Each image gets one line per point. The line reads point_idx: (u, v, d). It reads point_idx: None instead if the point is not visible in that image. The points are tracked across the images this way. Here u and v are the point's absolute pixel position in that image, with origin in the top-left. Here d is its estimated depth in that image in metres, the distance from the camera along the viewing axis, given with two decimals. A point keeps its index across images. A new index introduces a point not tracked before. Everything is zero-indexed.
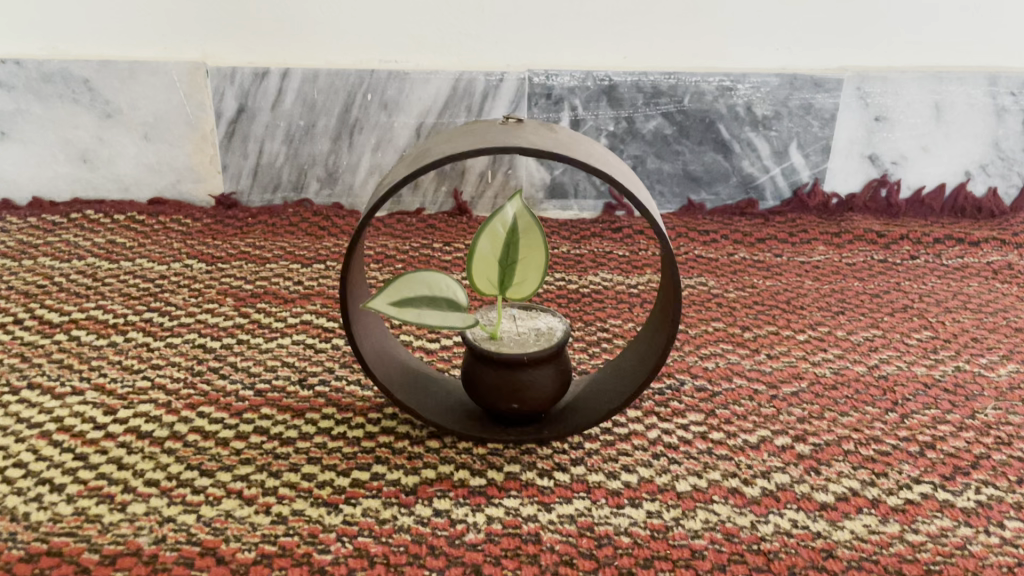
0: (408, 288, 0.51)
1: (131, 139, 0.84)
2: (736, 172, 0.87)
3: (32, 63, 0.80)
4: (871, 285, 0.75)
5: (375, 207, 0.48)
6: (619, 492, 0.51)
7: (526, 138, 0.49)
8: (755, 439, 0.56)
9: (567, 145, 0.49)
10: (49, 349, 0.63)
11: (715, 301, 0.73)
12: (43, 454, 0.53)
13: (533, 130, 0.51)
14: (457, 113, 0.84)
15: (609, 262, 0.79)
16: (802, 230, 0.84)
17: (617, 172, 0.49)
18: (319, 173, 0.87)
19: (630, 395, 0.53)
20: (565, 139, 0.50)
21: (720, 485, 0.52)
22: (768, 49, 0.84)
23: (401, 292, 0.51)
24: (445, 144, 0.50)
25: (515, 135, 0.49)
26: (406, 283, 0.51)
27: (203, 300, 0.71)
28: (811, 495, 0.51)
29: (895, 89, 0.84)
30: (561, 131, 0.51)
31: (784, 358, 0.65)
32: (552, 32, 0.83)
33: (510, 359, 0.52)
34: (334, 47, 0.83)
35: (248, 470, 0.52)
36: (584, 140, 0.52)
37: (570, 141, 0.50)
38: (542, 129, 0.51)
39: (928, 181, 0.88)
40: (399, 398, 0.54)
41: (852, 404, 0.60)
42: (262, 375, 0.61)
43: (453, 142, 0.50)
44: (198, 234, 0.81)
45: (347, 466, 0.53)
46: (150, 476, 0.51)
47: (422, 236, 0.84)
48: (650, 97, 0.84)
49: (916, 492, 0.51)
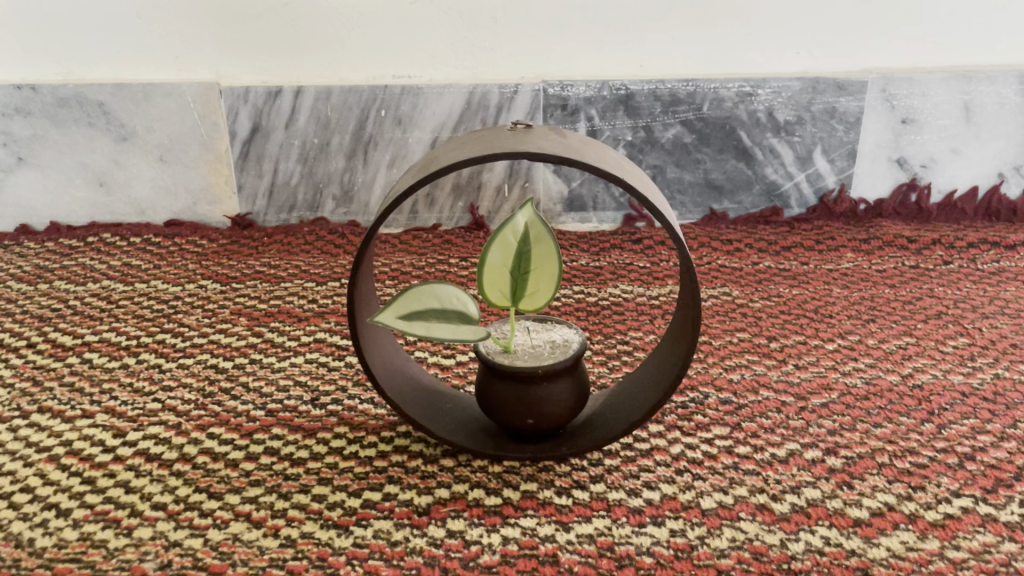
0: (417, 301, 0.49)
1: (146, 162, 0.84)
2: (759, 179, 0.85)
3: (48, 88, 0.81)
4: (903, 292, 0.72)
5: (381, 217, 0.47)
6: (641, 510, 0.49)
7: (535, 145, 0.47)
8: (784, 452, 0.54)
9: (578, 150, 0.47)
10: (61, 372, 0.63)
11: (739, 311, 0.70)
12: (51, 478, 0.52)
13: (542, 136, 0.49)
14: (472, 126, 0.83)
15: (629, 273, 0.77)
16: (829, 237, 0.82)
17: (631, 176, 0.47)
18: (335, 191, 0.86)
19: (651, 408, 0.51)
20: (576, 144, 0.49)
21: (747, 501, 0.49)
22: (789, 53, 0.82)
23: (411, 305, 0.49)
24: (453, 151, 0.49)
25: (524, 142, 0.47)
26: (416, 297, 0.49)
27: (217, 320, 0.70)
28: (844, 511, 0.48)
29: (922, 91, 0.81)
30: (572, 136, 0.49)
31: (813, 368, 0.62)
32: (567, 42, 0.81)
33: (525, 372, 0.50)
34: (346, 63, 0.82)
35: (257, 492, 0.51)
36: (597, 143, 0.50)
37: (582, 146, 0.49)
38: (551, 134, 0.49)
39: (960, 184, 0.85)
40: (411, 415, 0.52)
41: (886, 415, 0.57)
42: (274, 395, 0.60)
43: (461, 151, 0.49)
44: (214, 255, 0.81)
45: (358, 486, 0.51)
46: (157, 499, 0.50)
47: (438, 252, 0.82)
48: (668, 105, 0.82)
49: (955, 507, 0.49)
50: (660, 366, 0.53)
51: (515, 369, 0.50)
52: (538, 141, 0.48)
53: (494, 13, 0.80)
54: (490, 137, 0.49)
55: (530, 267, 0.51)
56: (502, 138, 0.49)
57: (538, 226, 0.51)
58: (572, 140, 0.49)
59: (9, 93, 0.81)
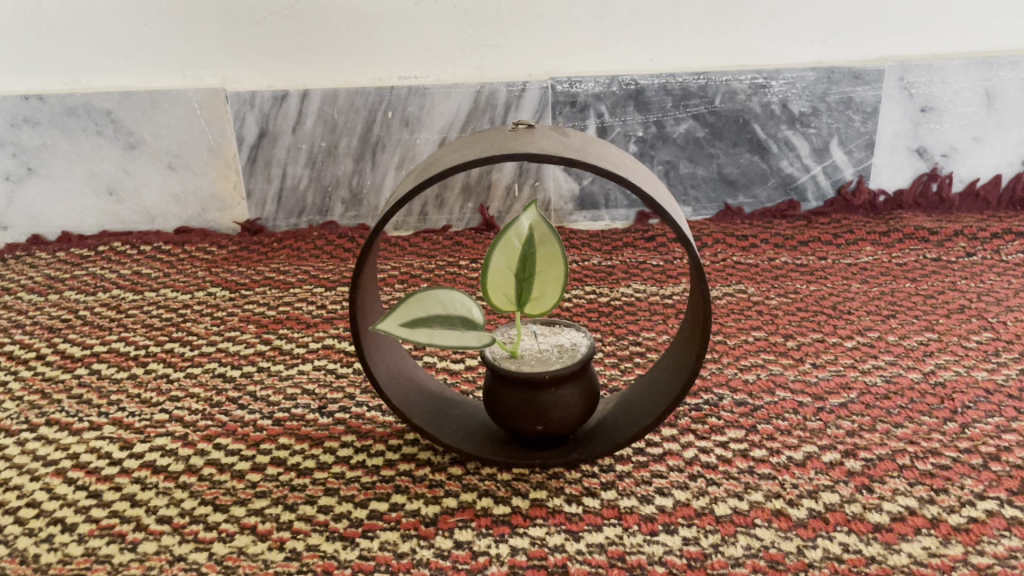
0: (420, 307, 0.48)
1: (155, 169, 0.84)
2: (774, 172, 0.83)
3: (55, 98, 0.81)
4: (925, 286, 0.70)
5: (382, 221, 0.46)
6: (653, 518, 0.48)
7: (534, 146, 0.46)
8: (801, 455, 0.52)
9: (580, 149, 0.46)
10: (70, 384, 0.62)
11: (755, 309, 0.69)
12: (57, 492, 0.52)
13: (544, 136, 0.48)
14: (480, 126, 0.82)
15: (642, 272, 0.76)
16: (847, 230, 0.80)
17: (635, 175, 0.46)
18: (343, 194, 0.85)
19: (663, 411, 0.50)
20: (578, 143, 0.47)
21: (763, 507, 0.48)
22: (803, 43, 0.80)
23: (413, 313, 0.48)
24: (452, 154, 0.48)
25: (524, 143, 0.46)
26: (418, 303, 0.48)
27: (225, 328, 0.69)
28: (864, 516, 0.47)
29: (941, 78, 0.79)
30: (574, 136, 0.48)
31: (831, 367, 0.61)
32: (574, 37, 0.80)
33: (531, 378, 0.49)
34: (352, 65, 0.81)
35: (263, 504, 0.50)
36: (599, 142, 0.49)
37: (583, 145, 0.47)
38: (553, 135, 0.48)
39: (983, 173, 0.83)
40: (417, 423, 0.51)
41: (907, 415, 0.55)
42: (281, 404, 0.59)
43: (460, 152, 0.48)
44: (223, 262, 0.80)
45: (364, 497, 0.50)
46: (163, 512, 0.49)
47: (449, 254, 0.81)
48: (679, 99, 0.80)
49: (980, 510, 0.47)
50: (672, 368, 0.52)
51: (520, 375, 0.49)
52: (538, 141, 0.47)
53: (500, 10, 0.79)
54: (490, 138, 0.48)
55: (534, 269, 0.50)
56: (501, 139, 0.48)
57: (541, 227, 0.50)
58: (573, 140, 0.48)
59: (17, 104, 0.81)
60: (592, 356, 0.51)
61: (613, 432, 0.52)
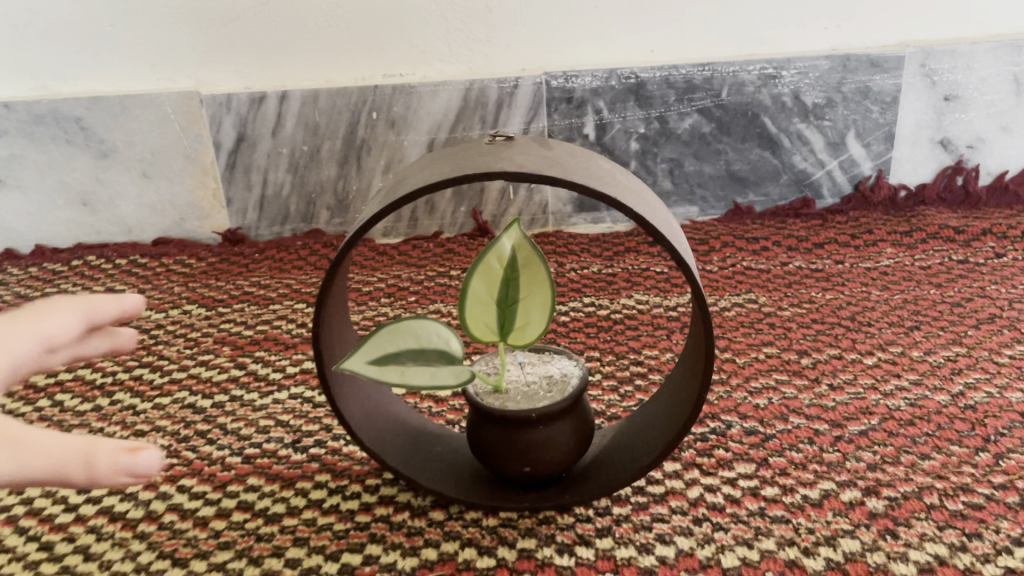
0: (390, 342, 0.43)
1: (130, 178, 0.80)
2: (786, 169, 0.78)
3: (22, 106, 0.76)
4: (951, 292, 0.65)
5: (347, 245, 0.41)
6: (652, 572, 0.43)
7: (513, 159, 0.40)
8: (817, 494, 0.47)
9: (562, 165, 0.41)
10: (30, 417, 0.58)
11: (766, 321, 0.63)
12: (4, 545, 0.47)
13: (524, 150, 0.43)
14: (471, 125, 0.77)
15: (645, 281, 0.71)
16: (866, 230, 0.74)
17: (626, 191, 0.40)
18: (329, 200, 0.80)
19: (663, 450, 0.45)
20: (562, 157, 0.42)
21: (775, 557, 0.43)
22: (816, 29, 0.74)
23: (382, 349, 0.42)
24: (422, 172, 0.43)
25: (501, 157, 0.41)
26: (389, 337, 0.43)
27: (199, 351, 0.65)
28: (888, 567, 0.42)
29: (965, 64, 0.73)
30: (558, 149, 0.43)
31: (850, 389, 0.55)
32: (569, 29, 0.74)
33: (517, 416, 0.44)
34: (333, 63, 0.76)
35: (226, 556, 0.45)
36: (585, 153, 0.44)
37: (567, 158, 0.42)
38: (533, 147, 0.43)
39: (1012, 165, 0.77)
40: (392, 464, 0.47)
41: (934, 444, 0.50)
42: (252, 439, 0.55)
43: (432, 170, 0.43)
44: (202, 276, 0.76)
45: (336, 547, 0.46)
46: (117, 568, 0.45)
47: (440, 263, 0.77)
48: (683, 92, 0.75)
49: (1019, 559, 0.42)
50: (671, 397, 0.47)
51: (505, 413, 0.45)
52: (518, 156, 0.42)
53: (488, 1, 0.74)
54: (465, 153, 0.43)
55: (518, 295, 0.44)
56: (477, 155, 0.43)
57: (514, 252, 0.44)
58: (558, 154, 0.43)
59: None
60: (584, 390, 0.46)
61: (609, 471, 0.48)
